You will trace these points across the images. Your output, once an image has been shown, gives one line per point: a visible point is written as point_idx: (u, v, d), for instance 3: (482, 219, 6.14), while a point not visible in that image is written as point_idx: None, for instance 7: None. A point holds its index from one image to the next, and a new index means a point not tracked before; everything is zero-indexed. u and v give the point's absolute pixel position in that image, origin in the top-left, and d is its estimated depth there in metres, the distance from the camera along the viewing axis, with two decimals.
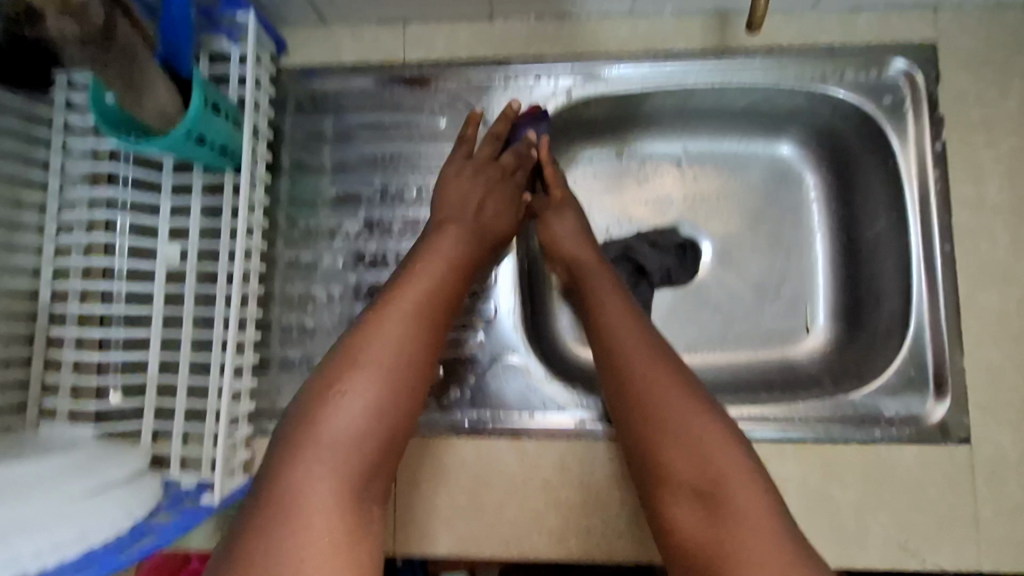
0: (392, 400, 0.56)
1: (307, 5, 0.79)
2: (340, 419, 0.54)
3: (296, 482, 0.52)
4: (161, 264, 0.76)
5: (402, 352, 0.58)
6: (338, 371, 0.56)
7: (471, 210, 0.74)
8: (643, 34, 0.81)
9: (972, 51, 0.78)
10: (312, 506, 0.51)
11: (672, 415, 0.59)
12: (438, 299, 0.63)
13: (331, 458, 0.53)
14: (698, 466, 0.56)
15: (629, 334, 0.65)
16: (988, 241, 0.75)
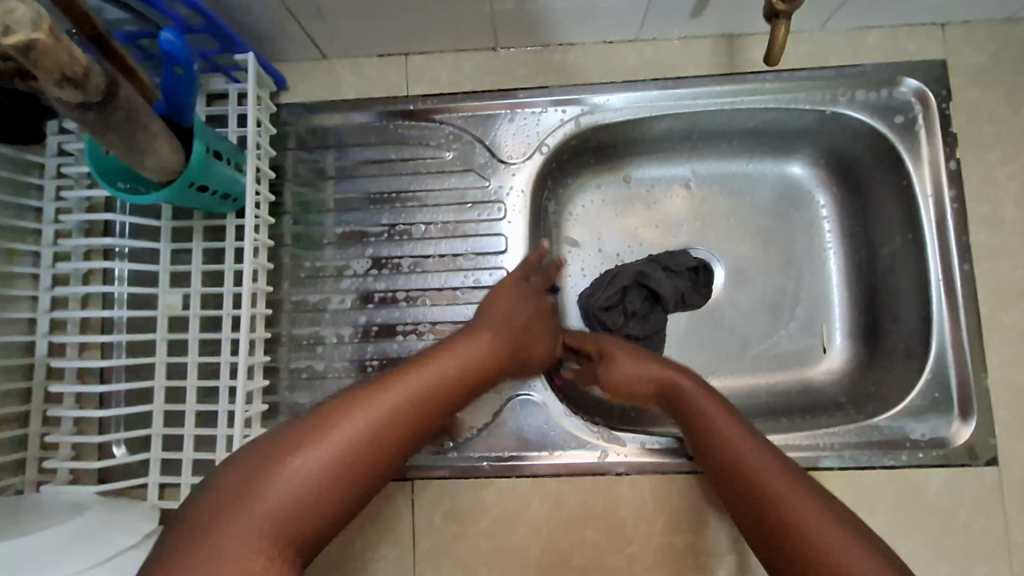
0: (363, 462, 0.52)
1: (307, 41, 0.77)
2: (309, 458, 0.50)
3: (239, 515, 0.46)
4: (164, 311, 0.74)
5: (392, 422, 0.54)
6: (323, 416, 0.53)
7: (513, 324, 0.70)
8: (651, 60, 0.80)
9: (982, 67, 0.77)
10: (267, 506, 0.47)
11: (799, 516, 0.51)
12: (448, 380, 0.60)
13: (281, 498, 0.48)
14: (820, 567, 0.47)
15: (734, 435, 0.61)
16: (1006, 260, 0.75)
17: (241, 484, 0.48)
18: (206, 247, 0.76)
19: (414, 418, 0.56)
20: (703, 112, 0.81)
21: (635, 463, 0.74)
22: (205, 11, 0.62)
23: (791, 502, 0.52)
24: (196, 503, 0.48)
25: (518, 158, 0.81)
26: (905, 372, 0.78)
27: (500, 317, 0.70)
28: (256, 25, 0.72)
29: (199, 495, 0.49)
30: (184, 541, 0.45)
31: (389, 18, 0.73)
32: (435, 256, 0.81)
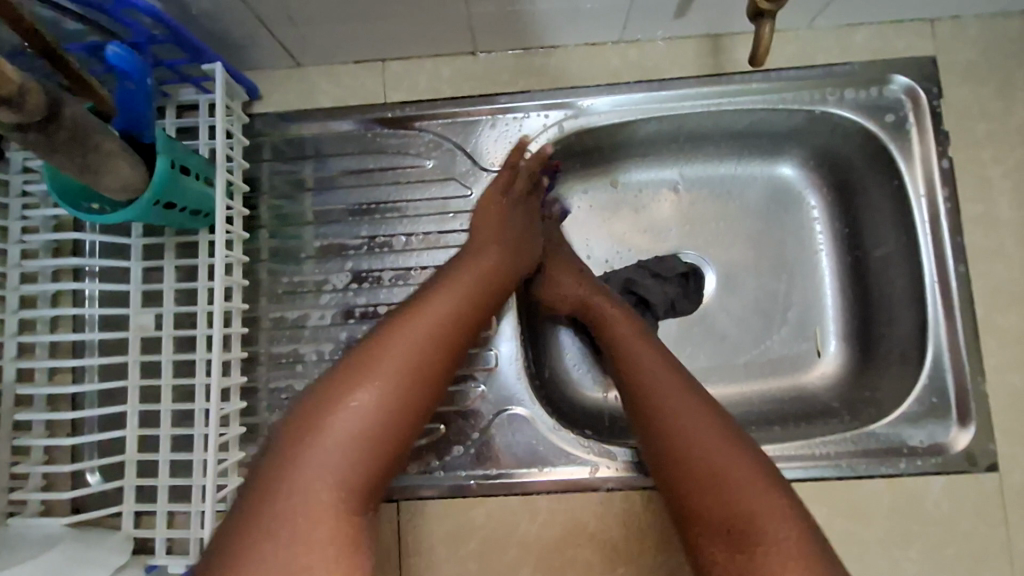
0: (412, 390, 0.54)
1: (279, 48, 0.74)
2: (360, 394, 0.51)
3: (307, 461, 0.49)
4: (135, 333, 0.71)
5: (428, 346, 0.56)
6: (362, 356, 0.54)
7: (509, 240, 0.71)
8: (634, 62, 0.78)
9: (973, 64, 0.75)
10: (330, 447, 0.49)
11: (720, 455, 0.55)
12: (470, 307, 0.62)
13: (344, 436, 0.50)
14: (732, 503, 0.53)
15: (662, 370, 0.65)
16: (1002, 260, 0.73)
17: (306, 430, 0.50)
18: (179, 265, 0.74)
19: (448, 340, 0.58)
20: (690, 114, 0.79)
21: (627, 477, 0.72)
22: (168, 21, 0.59)
23: (724, 463, 0.55)
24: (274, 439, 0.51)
25: (501, 165, 0.79)
26: (902, 376, 0.76)
27: (493, 231, 0.72)
28: (225, 33, 0.69)
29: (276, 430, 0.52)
30: (258, 501, 0.48)
31: (363, 23, 0.71)
32: (418, 268, 0.78)
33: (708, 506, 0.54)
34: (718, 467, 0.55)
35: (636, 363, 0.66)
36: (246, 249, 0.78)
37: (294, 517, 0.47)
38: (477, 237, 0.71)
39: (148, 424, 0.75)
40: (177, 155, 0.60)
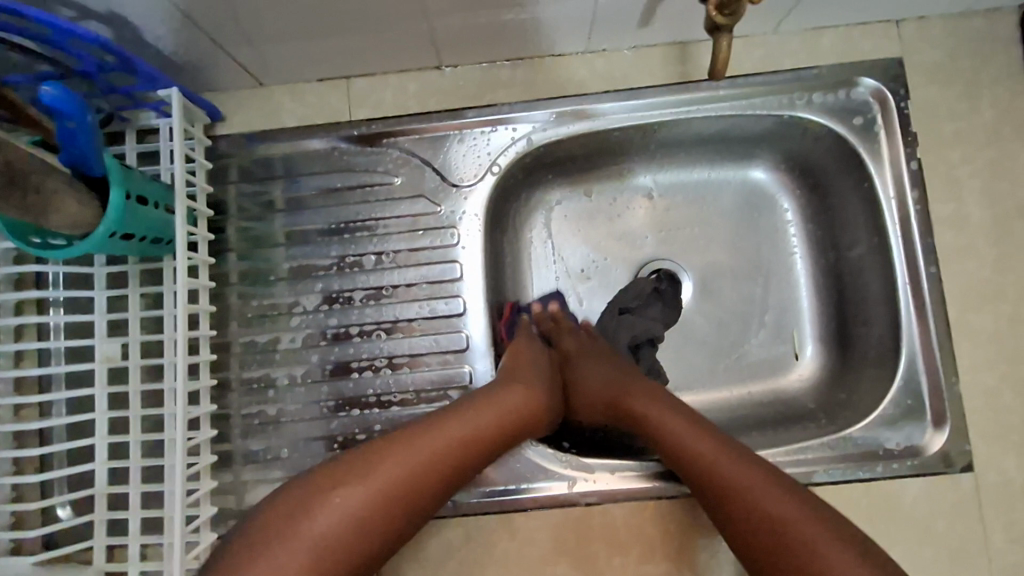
0: (402, 505, 0.54)
1: (239, 68, 0.73)
2: (348, 501, 0.52)
3: (298, 533, 0.50)
4: (101, 364, 0.70)
5: (438, 459, 0.56)
6: (366, 459, 0.54)
7: (528, 379, 0.67)
8: (600, 72, 0.77)
9: (940, 64, 0.75)
10: (316, 532, 0.50)
11: (749, 485, 0.57)
12: (485, 429, 0.60)
13: (323, 532, 0.50)
14: (769, 522, 0.54)
15: (683, 420, 0.64)
16: (973, 260, 0.73)
17: (299, 510, 0.51)
18: (144, 293, 0.72)
19: (450, 470, 0.57)
20: (658, 123, 0.78)
21: (606, 491, 0.72)
22: (115, 49, 0.57)
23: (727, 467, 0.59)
24: (269, 512, 0.52)
25: (471, 180, 0.78)
26: (877, 379, 0.76)
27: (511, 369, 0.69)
28: (181, 56, 0.68)
29: (272, 502, 0.54)
30: (248, 555, 0.49)
31: (323, 41, 0.69)
32: (390, 287, 0.77)
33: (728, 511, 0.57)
34: (723, 474, 0.58)
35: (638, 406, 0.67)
36: (213, 273, 0.77)
37: None
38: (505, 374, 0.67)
39: (118, 455, 0.74)
40: (133, 185, 0.59)
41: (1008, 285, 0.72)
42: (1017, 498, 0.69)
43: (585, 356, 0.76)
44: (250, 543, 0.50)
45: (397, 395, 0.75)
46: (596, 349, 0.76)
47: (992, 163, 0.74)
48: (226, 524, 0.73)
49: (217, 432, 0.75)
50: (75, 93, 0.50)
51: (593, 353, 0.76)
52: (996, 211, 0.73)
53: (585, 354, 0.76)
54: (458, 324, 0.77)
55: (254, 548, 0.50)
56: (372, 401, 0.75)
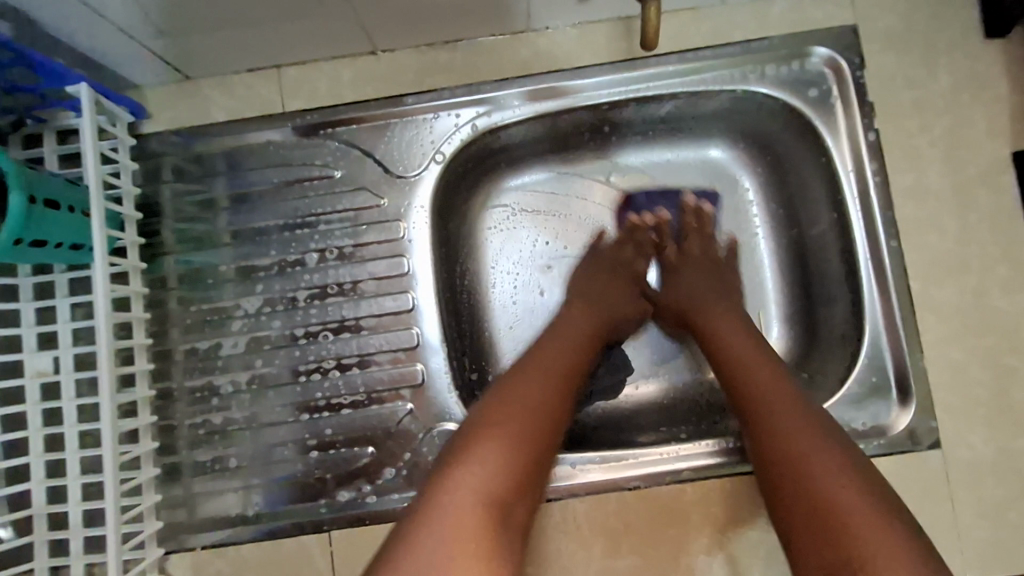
0: (542, 430, 0.58)
1: (160, 62, 0.69)
2: (493, 440, 0.54)
3: (460, 479, 0.51)
4: (32, 380, 0.67)
5: (552, 386, 0.61)
6: (490, 409, 0.58)
7: (614, 293, 0.77)
8: (544, 51, 0.73)
9: (894, 31, 0.73)
10: (473, 474, 0.52)
11: (779, 428, 0.57)
12: (570, 357, 0.66)
13: (489, 465, 0.52)
14: (844, 481, 0.52)
15: (746, 348, 0.66)
16: (936, 231, 0.71)
17: (454, 463, 0.53)
18: (75, 303, 0.69)
19: (563, 391, 0.62)
20: (607, 105, 0.76)
21: (567, 486, 0.70)
22: (4, 40, 0.55)
23: (796, 424, 0.56)
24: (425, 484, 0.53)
25: (415, 170, 0.74)
26: (843, 358, 0.74)
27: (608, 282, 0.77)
28: (94, 51, 0.64)
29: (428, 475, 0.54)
30: (418, 524, 0.49)
31: (245, 30, 0.66)
32: (337, 284, 0.74)
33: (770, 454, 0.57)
34: (791, 431, 0.56)
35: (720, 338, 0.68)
36: (147, 280, 0.73)
37: (447, 538, 0.48)
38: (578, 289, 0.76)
39: (57, 474, 0.71)
40: (37, 188, 0.56)
41: (971, 255, 0.70)
42: (986, 474, 0.67)
43: (693, 264, 0.78)
44: (414, 512, 0.51)
45: (348, 397, 0.73)
46: (708, 261, 0.78)
47: (951, 131, 0.71)
48: (173, 541, 0.69)
49: (161, 444, 0.72)
50: None
51: (706, 261, 0.78)
52: (957, 180, 0.71)
53: (695, 263, 0.78)
54: (410, 320, 0.73)
55: (421, 513, 0.50)
56: (322, 405, 0.73)
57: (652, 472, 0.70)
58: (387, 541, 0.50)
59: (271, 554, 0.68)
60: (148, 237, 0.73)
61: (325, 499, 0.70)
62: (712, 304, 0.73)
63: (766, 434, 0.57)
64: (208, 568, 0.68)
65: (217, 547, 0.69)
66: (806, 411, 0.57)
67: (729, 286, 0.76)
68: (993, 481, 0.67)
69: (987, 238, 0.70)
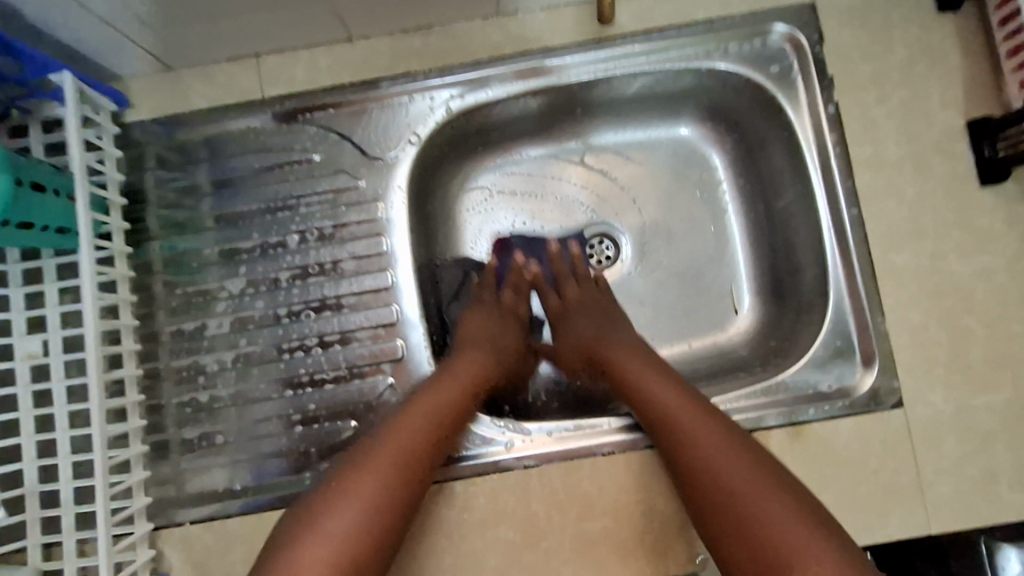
0: (406, 485, 0.59)
1: (142, 52, 0.71)
2: (356, 493, 0.56)
3: (321, 526, 0.54)
4: (22, 361, 0.68)
5: (426, 433, 0.63)
6: (356, 462, 0.59)
7: (505, 341, 0.76)
8: (513, 35, 0.76)
9: (851, 7, 0.75)
10: (334, 521, 0.54)
11: (725, 469, 0.58)
12: (450, 404, 0.66)
13: (340, 526, 0.54)
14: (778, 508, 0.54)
15: (673, 391, 0.66)
16: (894, 198, 0.73)
17: (317, 509, 0.55)
18: (63, 286, 0.71)
19: (436, 437, 0.63)
20: (578, 85, 0.78)
21: (544, 453, 0.72)
22: None
23: (721, 459, 0.59)
24: (294, 521, 0.56)
25: (392, 152, 0.76)
26: (809, 324, 0.76)
27: (492, 340, 0.75)
28: (77, 40, 0.67)
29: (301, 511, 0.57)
30: (279, 565, 0.52)
31: (223, 19, 0.68)
32: (317, 265, 0.76)
33: (742, 552, 0.55)
34: (718, 472, 0.58)
35: (646, 405, 0.66)
36: (133, 264, 0.75)
37: None
38: (462, 343, 0.75)
39: (49, 454, 0.73)
40: (23, 171, 0.58)
41: (927, 221, 0.73)
42: (947, 430, 0.70)
43: (574, 310, 0.79)
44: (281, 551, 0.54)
45: (330, 373, 0.75)
46: (593, 304, 0.79)
47: (907, 102, 0.74)
48: (162, 515, 0.71)
49: (150, 423, 0.74)
50: None
51: (589, 304, 0.79)
52: (914, 148, 0.74)
53: (575, 306, 0.79)
54: (389, 297, 0.76)
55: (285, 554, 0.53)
56: (305, 381, 0.75)
57: (626, 438, 0.72)
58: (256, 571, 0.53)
59: (257, 526, 0.70)
60: (134, 223, 0.76)
61: (309, 472, 0.72)
62: (616, 352, 0.73)
63: (712, 489, 0.58)
64: (195, 541, 0.70)
65: (204, 521, 0.71)
66: (717, 455, 0.59)
67: (617, 332, 0.75)
68: (952, 437, 0.70)
69: (942, 204, 0.73)
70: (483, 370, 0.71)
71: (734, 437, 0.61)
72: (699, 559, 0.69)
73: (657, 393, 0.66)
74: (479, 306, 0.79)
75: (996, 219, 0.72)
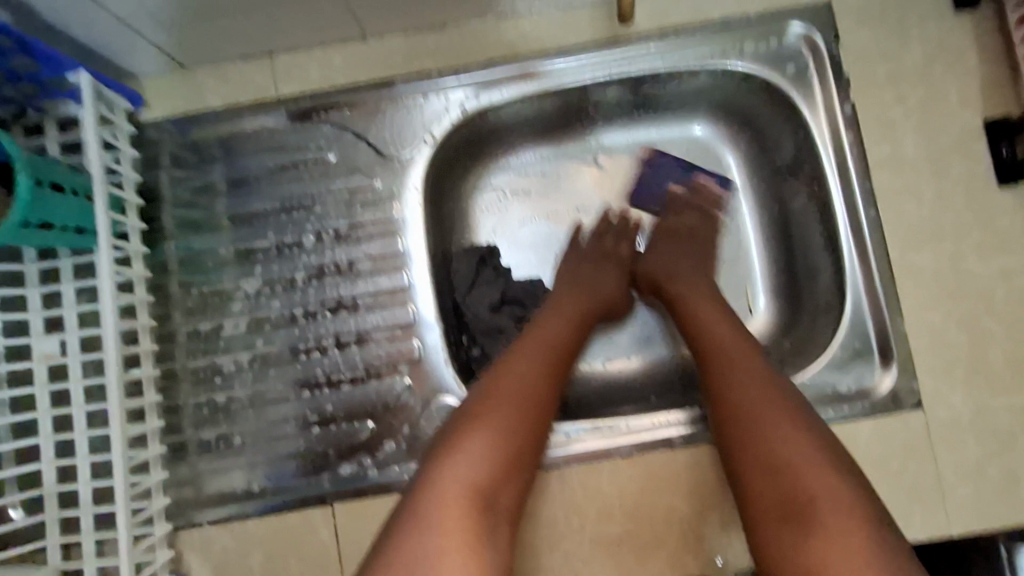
0: (537, 411, 0.60)
1: (156, 51, 0.71)
2: (491, 423, 0.57)
3: (463, 451, 0.55)
4: (39, 362, 0.68)
5: (548, 365, 0.64)
6: (483, 392, 0.60)
7: (604, 277, 0.77)
8: (530, 34, 0.76)
9: (866, 5, 0.75)
10: (473, 449, 0.55)
11: (777, 433, 0.55)
12: (561, 335, 0.68)
13: (480, 451, 0.55)
14: (825, 482, 0.52)
15: (735, 343, 0.63)
16: (912, 200, 0.73)
17: (458, 434, 0.56)
18: (79, 287, 0.70)
19: (557, 367, 0.65)
20: (592, 85, 0.78)
21: (563, 453, 0.72)
22: (9, 28, 0.57)
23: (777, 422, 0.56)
24: (433, 449, 0.57)
25: (408, 152, 0.76)
26: (827, 325, 0.76)
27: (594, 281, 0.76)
28: (92, 40, 0.67)
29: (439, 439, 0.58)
30: (424, 491, 0.53)
31: (240, 18, 0.68)
32: (334, 265, 0.76)
33: (766, 496, 0.54)
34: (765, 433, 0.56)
35: (699, 332, 0.66)
36: (149, 265, 0.75)
37: (439, 509, 0.52)
38: (566, 283, 0.76)
39: (66, 454, 0.72)
40: (42, 172, 0.58)
41: (946, 221, 0.72)
42: (967, 432, 0.70)
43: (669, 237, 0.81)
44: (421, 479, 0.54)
45: (347, 374, 0.75)
46: (689, 236, 0.81)
47: (925, 102, 0.74)
48: (181, 516, 0.71)
49: (167, 424, 0.74)
50: None
51: (686, 237, 0.81)
52: (931, 148, 0.73)
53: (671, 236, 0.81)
54: (405, 297, 0.75)
55: (426, 481, 0.54)
56: (322, 381, 0.75)
57: (644, 439, 0.72)
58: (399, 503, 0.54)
59: (276, 527, 0.70)
60: (149, 222, 0.75)
61: (327, 473, 0.72)
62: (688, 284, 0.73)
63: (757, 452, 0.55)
64: (215, 542, 0.70)
65: (225, 522, 0.71)
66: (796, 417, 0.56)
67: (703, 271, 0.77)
68: (972, 439, 0.70)
69: (961, 205, 0.72)
70: (584, 306, 0.73)
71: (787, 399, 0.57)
72: (720, 562, 0.69)
73: (714, 325, 0.66)
74: (576, 253, 0.80)
75: (1017, 220, 0.72)
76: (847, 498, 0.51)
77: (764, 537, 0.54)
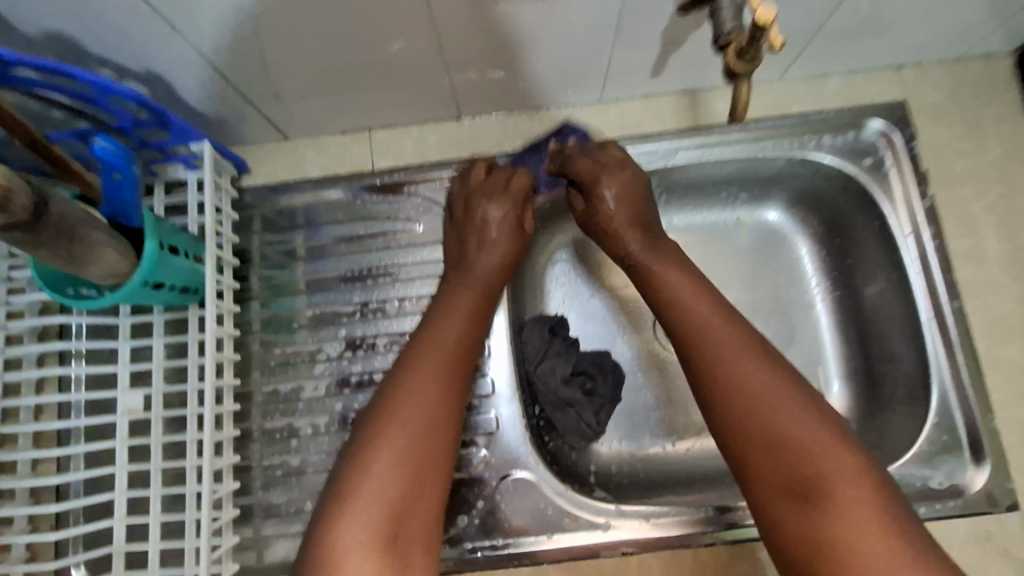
0: (438, 432, 0.57)
1: (264, 121, 0.76)
2: (394, 448, 0.55)
3: (365, 483, 0.53)
4: (123, 416, 0.68)
5: (452, 375, 0.61)
6: (373, 419, 0.57)
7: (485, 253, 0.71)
8: (615, 121, 0.82)
9: (940, 105, 0.78)
10: (375, 480, 0.53)
11: (766, 398, 0.56)
12: (454, 343, 0.63)
13: (376, 492, 0.53)
14: (818, 452, 0.53)
15: (707, 310, 0.63)
16: (998, 295, 0.75)
17: (358, 461, 0.54)
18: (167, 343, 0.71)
19: (461, 371, 0.62)
20: (674, 166, 0.79)
21: (642, 540, 0.70)
22: (161, 111, 0.61)
23: (766, 387, 0.57)
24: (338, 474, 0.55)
25: None
26: (909, 415, 0.75)
27: (492, 249, 0.72)
28: (212, 111, 0.72)
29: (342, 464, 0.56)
30: (325, 526, 0.51)
31: (350, 95, 0.73)
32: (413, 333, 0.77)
33: (774, 473, 0.54)
34: (760, 394, 0.57)
35: (679, 312, 0.65)
36: (236, 322, 0.77)
37: (339, 555, 0.50)
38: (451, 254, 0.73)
39: (135, 513, 0.71)
40: (164, 236, 0.61)
41: None
42: None
43: (603, 175, 0.72)
44: (328, 508, 0.53)
45: None
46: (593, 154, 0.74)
47: (1004, 198, 0.76)
48: None
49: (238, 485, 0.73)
50: (125, 148, 0.54)
51: (616, 175, 0.72)
52: (1013, 245, 0.75)
53: (610, 170, 0.72)
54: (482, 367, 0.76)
55: (331, 513, 0.52)
56: None
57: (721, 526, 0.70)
58: (310, 523, 0.53)
59: None
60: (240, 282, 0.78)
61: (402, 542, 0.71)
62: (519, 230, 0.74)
63: (741, 416, 0.57)
64: None
65: None
66: (790, 385, 0.57)
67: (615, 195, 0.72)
68: None
69: None
70: (469, 328, 0.66)
71: (770, 362, 0.58)
72: None
73: (682, 296, 0.65)
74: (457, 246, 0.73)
75: None
76: (856, 475, 0.52)
77: (771, 510, 0.54)
